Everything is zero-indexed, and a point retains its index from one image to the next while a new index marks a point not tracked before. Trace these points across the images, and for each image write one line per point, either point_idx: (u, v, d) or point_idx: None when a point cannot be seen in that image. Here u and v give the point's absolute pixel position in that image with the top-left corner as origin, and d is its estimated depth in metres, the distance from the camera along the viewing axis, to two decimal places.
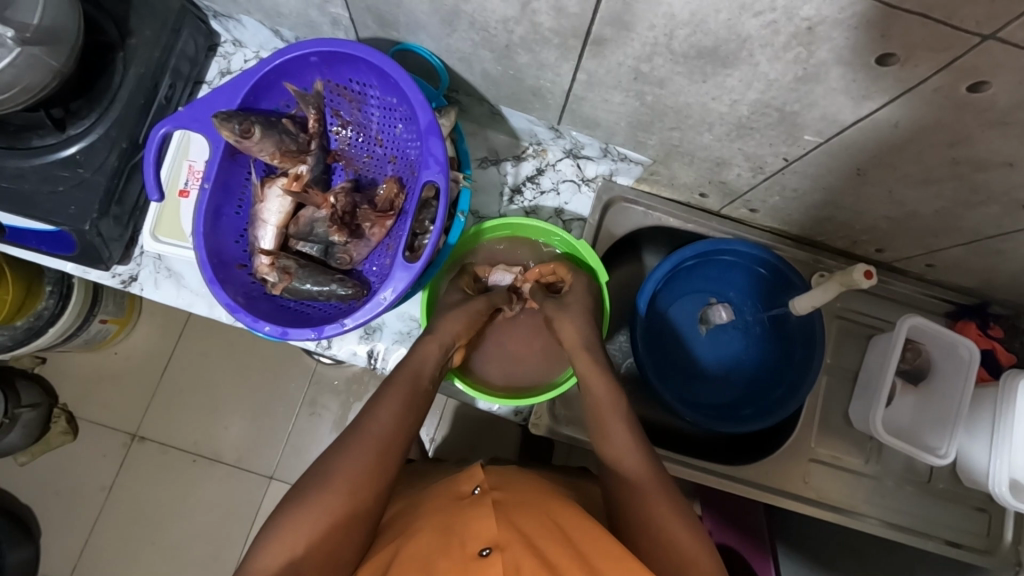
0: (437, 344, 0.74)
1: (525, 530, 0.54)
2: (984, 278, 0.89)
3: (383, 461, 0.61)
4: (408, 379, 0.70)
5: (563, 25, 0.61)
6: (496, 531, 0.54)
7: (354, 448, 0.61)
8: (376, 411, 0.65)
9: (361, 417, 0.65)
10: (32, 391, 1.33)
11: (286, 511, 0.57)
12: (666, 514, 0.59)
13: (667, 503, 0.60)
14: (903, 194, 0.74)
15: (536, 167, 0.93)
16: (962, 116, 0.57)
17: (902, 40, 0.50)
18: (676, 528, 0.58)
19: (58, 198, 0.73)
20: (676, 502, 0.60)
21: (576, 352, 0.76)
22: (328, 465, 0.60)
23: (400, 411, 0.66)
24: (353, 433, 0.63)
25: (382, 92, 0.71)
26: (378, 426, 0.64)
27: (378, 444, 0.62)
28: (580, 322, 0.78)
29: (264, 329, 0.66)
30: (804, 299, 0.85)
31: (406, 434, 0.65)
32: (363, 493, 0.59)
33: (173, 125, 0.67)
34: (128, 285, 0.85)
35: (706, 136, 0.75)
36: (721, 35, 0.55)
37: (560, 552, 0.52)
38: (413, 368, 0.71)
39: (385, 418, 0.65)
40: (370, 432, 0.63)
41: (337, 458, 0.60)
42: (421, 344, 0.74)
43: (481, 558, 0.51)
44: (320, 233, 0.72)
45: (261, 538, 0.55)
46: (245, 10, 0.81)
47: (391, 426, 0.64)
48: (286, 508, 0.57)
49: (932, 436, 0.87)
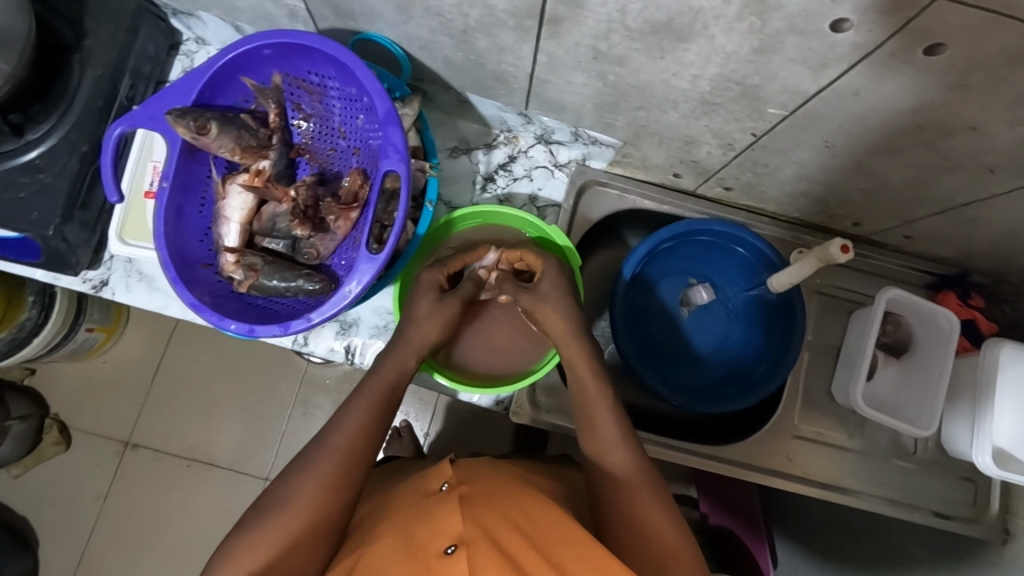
0: (404, 337, 0.74)
1: (489, 523, 0.54)
2: (962, 248, 0.89)
3: (348, 472, 0.62)
4: (380, 390, 0.69)
5: (517, 7, 0.60)
6: (462, 527, 0.53)
7: (314, 468, 0.61)
8: (343, 424, 0.65)
9: (324, 430, 0.65)
10: (22, 402, 1.32)
11: (246, 527, 0.58)
12: (644, 503, 0.59)
13: (650, 494, 0.60)
14: (873, 165, 0.73)
15: (508, 154, 0.92)
16: (923, 79, 0.56)
17: (852, 4, 0.49)
18: (654, 517, 0.58)
19: (20, 204, 0.72)
20: (656, 491, 0.61)
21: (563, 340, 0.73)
22: (288, 484, 0.60)
23: (367, 422, 0.66)
24: (316, 447, 0.63)
25: (341, 83, 0.70)
26: (340, 436, 0.64)
27: (342, 457, 0.62)
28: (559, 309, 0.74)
29: (230, 327, 0.65)
30: (781, 276, 0.85)
31: (371, 443, 0.65)
32: (326, 507, 0.59)
33: (129, 125, 0.66)
34: (100, 290, 0.84)
35: (673, 114, 0.74)
36: (673, 9, 0.54)
37: (525, 544, 0.51)
38: (388, 374, 0.71)
39: (349, 428, 0.65)
40: (335, 446, 0.63)
41: (298, 476, 0.61)
42: (394, 354, 0.73)
43: (445, 556, 0.51)
44: (283, 228, 0.72)
45: (220, 555, 0.56)
46: (203, 6, 0.80)
47: (357, 437, 0.64)
48: (246, 526, 0.58)
49: (914, 407, 0.87)
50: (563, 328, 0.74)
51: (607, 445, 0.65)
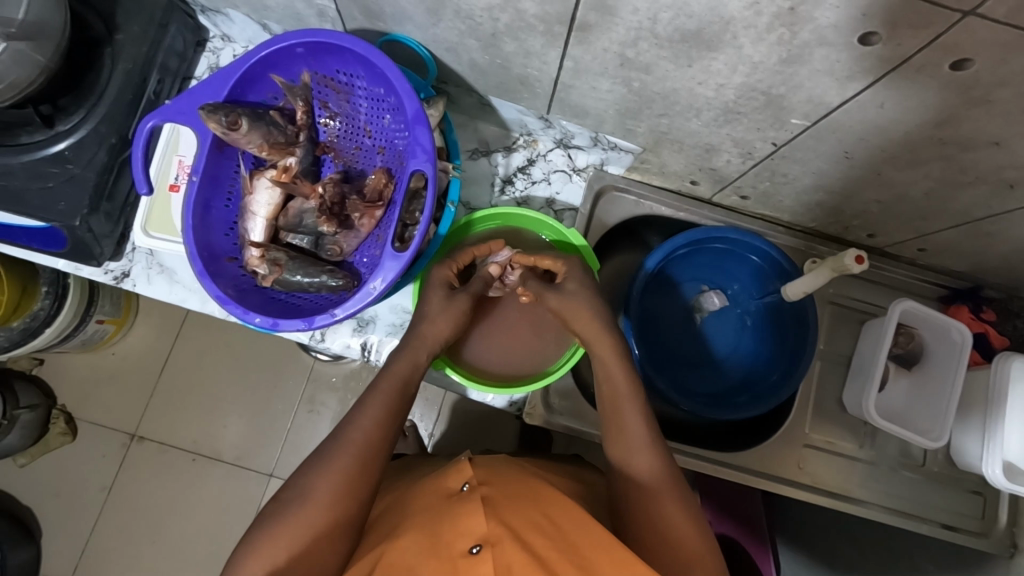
0: (425, 337, 0.75)
1: (513, 523, 0.54)
2: (975, 261, 0.90)
3: (367, 468, 0.63)
4: (395, 385, 0.70)
5: (548, 12, 0.61)
6: (486, 526, 0.53)
7: (334, 463, 0.62)
8: (360, 421, 0.66)
9: (345, 428, 0.65)
10: (31, 392, 1.33)
11: (267, 523, 0.58)
12: (665, 507, 0.59)
13: (673, 500, 0.60)
14: (892, 176, 0.74)
15: (527, 158, 0.92)
16: (949, 94, 0.57)
17: (883, 18, 0.50)
18: (675, 521, 0.58)
19: (47, 193, 0.73)
20: (677, 495, 0.61)
21: (594, 337, 0.74)
22: (309, 478, 0.61)
23: (384, 418, 0.66)
24: (337, 444, 0.64)
25: (369, 83, 0.71)
26: (361, 433, 0.65)
27: (360, 453, 0.63)
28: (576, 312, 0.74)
29: (255, 321, 0.66)
30: (796, 286, 0.86)
31: (389, 439, 0.66)
32: (346, 503, 0.60)
33: (160, 119, 0.67)
34: (121, 281, 0.85)
35: (695, 122, 0.75)
36: (704, 18, 0.55)
37: (550, 546, 0.52)
38: (402, 372, 0.71)
39: (368, 426, 0.65)
40: (355, 442, 0.64)
41: (319, 472, 0.61)
42: (410, 348, 0.74)
43: (470, 556, 0.51)
44: (309, 224, 0.73)
45: (243, 550, 0.57)
46: (232, 4, 0.81)
47: (376, 434, 0.65)
48: (267, 522, 0.59)
49: (925, 419, 0.87)
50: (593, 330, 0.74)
51: (632, 451, 0.65)
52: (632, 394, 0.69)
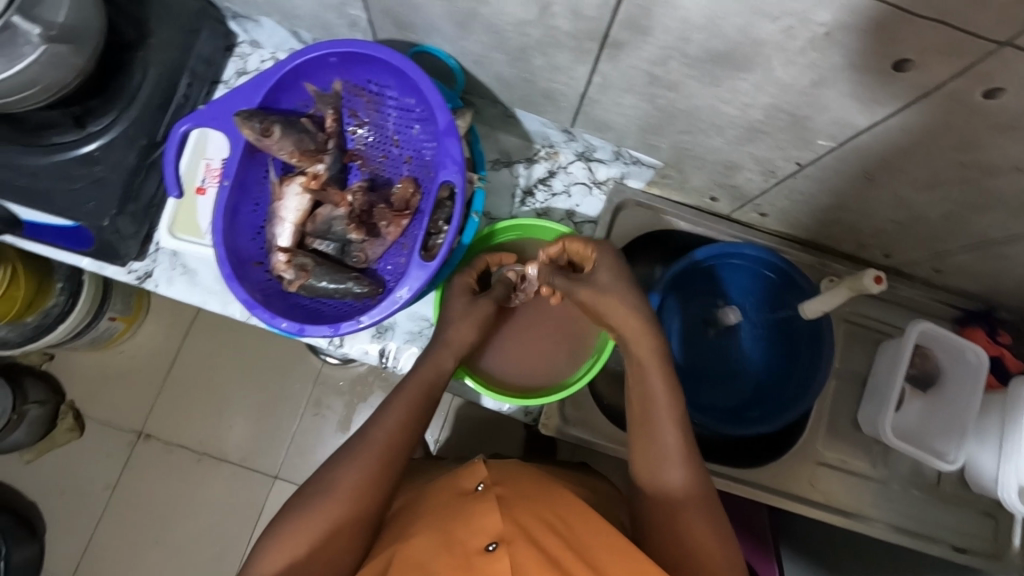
0: (452, 353, 0.75)
1: (527, 522, 0.55)
2: (991, 285, 0.90)
3: (386, 469, 0.63)
4: (421, 387, 0.70)
5: (579, 29, 0.62)
6: (501, 525, 0.54)
7: (357, 459, 0.62)
8: (385, 421, 0.66)
9: (368, 427, 0.66)
10: (39, 388, 1.33)
11: (287, 518, 0.59)
12: (689, 521, 0.59)
13: (704, 517, 0.60)
14: (913, 198, 0.75)
15: (548, 170, 0.93)
16: (974, 121, 0.58)
17: (915, 46, 0.50)
18: (702, 535, 0.58)
19: (75, 195, 0.74)
20: (711, 510, 0.60)
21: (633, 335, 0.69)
22: (332, 474, 0.62)
23: (405, 421, 0.67)
24: (359, 442, 0.64)
25: (399, 93, 0.72)
26: (383, 432, 0.65)
27: (382, 452, 0.63)
28: (629, 309, 0.70)
29: (281, 326, 0.66)
30: (813, 303, 0.86)
31: (412, 441, 0.67)
32: (366, 500, 0.61)
33: (193, 123, 0.68)
34: (143, 281, 0.85)
35: (718, 140, 0.75)
36: (736, 40, 0.56)
37: (564, 546, 0.53)
38: (427, 378, 0.72)
39: (392, 426, 0.66)
40: (378, 441, 0.64)
41: (340, 468, 0.62)
42: (433, 355, 0.74)
43: (486, 553, 0.52)
44: (338, 231, 0.74)
45: (262, 544, 0.58)
46: (263, 11, 0.83)
47: (399, 433, 0.65)
48: (287, 517, 0.59)
49: (940, 440, 0.88)
50: (634, 326, 0.69)
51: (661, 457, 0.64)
52: (667, 399, 0.66)
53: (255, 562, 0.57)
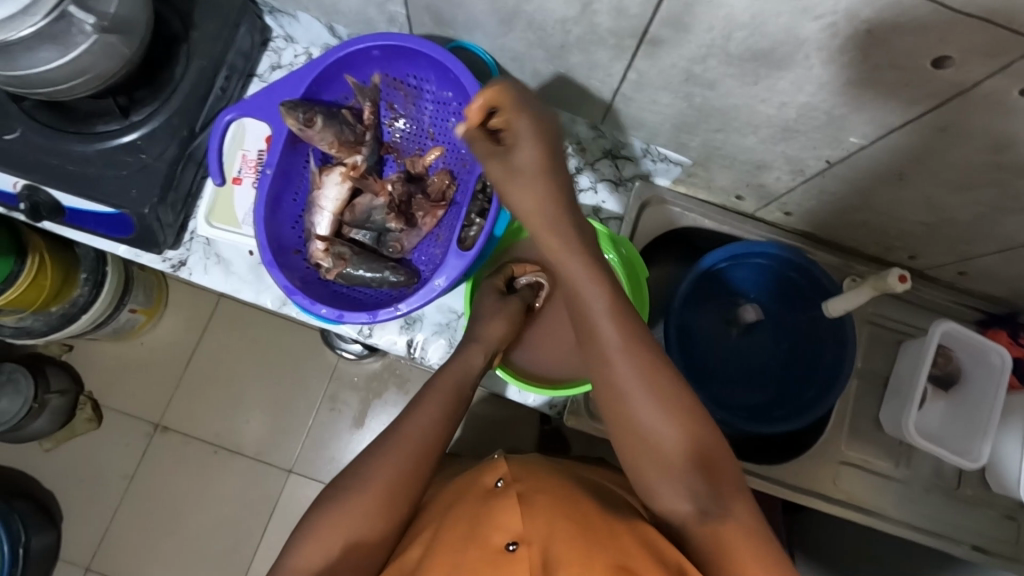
0: (482, 349, 0.76)
1: (550, 521, 0.55)
2: (1017, 288, 0.90)
3: (419, 464, 0.64)
4: (451, 387, 0.72)
5: (622, 27, 0.64)
6: (521, 525, 0.55)
7: (387, 454, 0.64)
8: (414, 418, 0.67)
9: (397, 423, 0.67)
10: (60, 377, 1.36)
11: (321, 511, 0.61)
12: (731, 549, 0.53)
13: (718, 471, 0.56)
14: (942, 199, 0.76)
15: (575, 166, 0.91)
16: (1012, 121, 0.59)
17: (959, 45, 0.51)
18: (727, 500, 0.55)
19: (120, 182, 0.75)
20: (719, 460, 0.57)
21: (576, 280, 0.59)
22: (363, 469, 0.64)
23: (437, 417, 0.68)
24: (389, 438, 0.66)
25: (438, 87, 0.73)
26: (413, 429, 0.66)
27: (413, 449, 0.65)
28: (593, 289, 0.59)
29: (321, 312, 0.68)
30: (839, 302, 0.87)
31: (441, 437, 0.68)
32: (397, 496, 0.62)
33: (239, 113, 0.70)
34: (178, 269, 0.87)
35: (750, 138, 0.77)
36: (778, 38, 0.57)
37: (589, 546, 0.53)
38: (456, 374, 0.73)
39: (421, 423, 0.67)
40: (408, 437, 0.66)
41: (370, 463, 0.64)
42: (466, 349, 0.76)
43: (506, 553, 0.53)
44: (377, 220, 0.75)
45: (298, 536, 0.61)
46: (302, 6, 0.84)
47: (428, 430, 0.67)
48: (320, 509, 0.62)
49: (962, 440, 0.88)
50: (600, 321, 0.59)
51: (649, 419, 0.57)
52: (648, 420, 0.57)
53: (293, 552, 0.60)
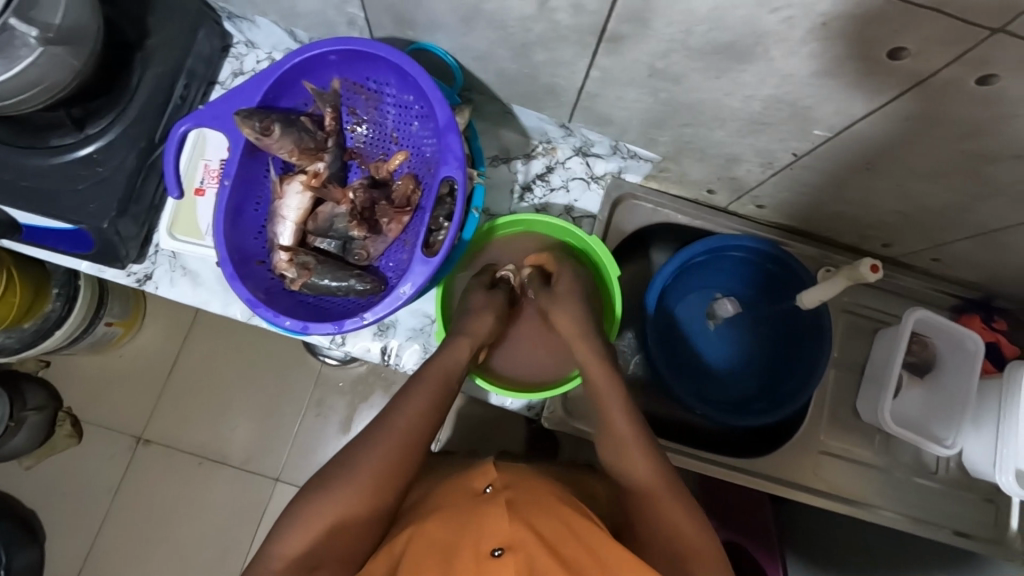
0: (470, 343, 0.74)
1: (538, 529, 0.55)
2: (989, 272, 0.91)
3: (407, 458, 0.64)
4: (440, 376, 0.70)
5: (582, 23, 0.63)
6: (509, 530, 0.54)
7: (376, 447, 0.63)
8: (406, 411, 0.67)
9: (387, 416, 0.67)
10: (37, 394, 1.32)
11: (306, 501, 0.61)
12: (669, 515, 0.62)
13: (672, 500, 0.63)
14: (911, 187, 0.76)
15: (546, 165, 0.92)
16: (973, 109, 0.58)
17: (916, 35, 0.51)
18: (675, 520, 0.61)
19: (78, 196, 0.73)
20: (678, 496, 0.64)
21: (577, 342, 0.77)
22: (350, 461, 0.63)
23: (428, 410, 0.67)
24: (380, 429, 0.65)
25: (399, 90, 0.72)
26: (404, 422, 0.66)
27: (402, 443, 0.64)
28: (574, 316, 0.79)
29: (285, 324, 0.66)
30: (813, 293, 0.85)
31: (430, 433, 0.67)
32: (383, 491, 0.62)
33: (194, 123, 0.68)
34: (144, 283, 0.85)
35: (719, 132, 0.76)
36: (738, 31, 0.57)
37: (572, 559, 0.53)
38: (445, 367, 0.71)
39: (412, 415, 0.66)
40: (398, 429, 0.65)
41: (358, 457, 0.63)
42: (453, 344, 0.74)
43: (492, 558, 0.52)
44: (340, 228, 0.74)
45: (282, 524, 0.60)
46: (261, 10, 0.82)
47: (417, 425, 0.66)
48: (305, 498, 0.61)
49: (938, 426, 0.89)
50: (575, 331, 0.78)
51: (623, 448, 0.68)
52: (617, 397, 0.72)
53: (274, 540, 0.59)
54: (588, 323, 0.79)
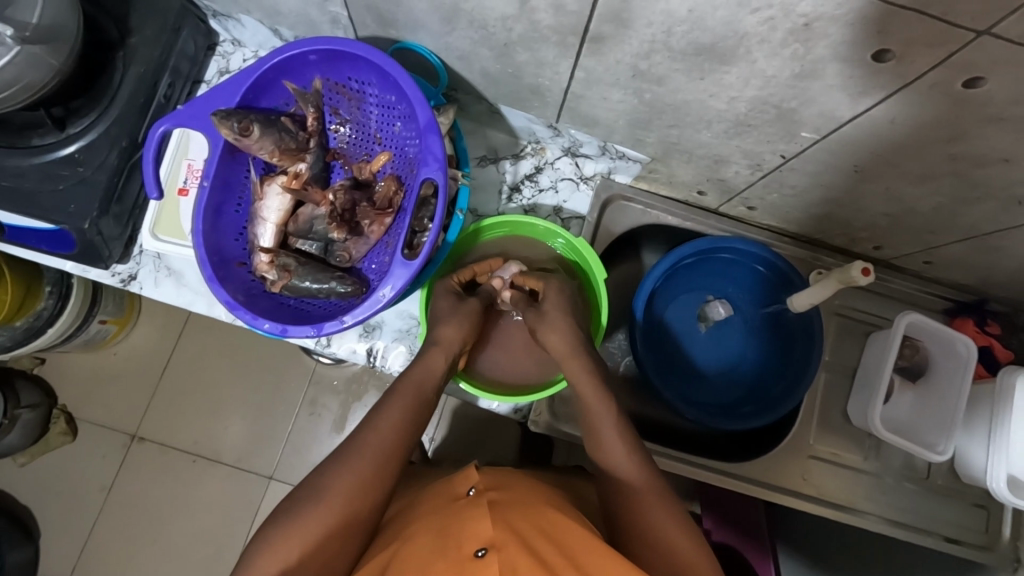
0: (443, 354, 0.74)
1: (516, 528, 0.54)
2: (982, 276, 0.90)
3: (382, 470, 0.63)
4: (413, 390, 0.70)
5: (563, 24, 0.62)
6: (492, 531, 0.54)
7: (348, 461, 0.62)
8: (378, 423, 0.66)
9: (363, 429, 0.66)
10: (32, 392, 1.33)
11: (278, 523, 0.58)
12: (655, 514, 0.59)
13: (661, 505, 0.60)
14: (900, 190, 0.74)
15: (534, 166, 0.92)
16: (958, 111, 0.57)
17: (898, 37, 0.50)
18: (664, 526, 0.58)
19: (58, 197, 0.73)
20: (668, 502, 0.61)
21: (567, 361, 0.74)
22: (322, 477, 0.61)
23: (403, 419, 0.67)
24: (354, 444, 0.64)
25: (381, 90, 0.71)
26: (375, 435, 0.65)
27: (375, 453, 0.63)
28: (566, 333, 0.76)
29: (264, 326, 0.66)
30: (803, 297, 0.84)
31: (406, 445, 0.66)
32: (358, 504, 0.60)
33: (172, 123, 0.68)
34: (128, 284, 0.84)
35: (706, 134, 0.75)
36: (719, 32, 0.56)
37: (554, 551, 0.52)
38: (417, 379, 0.71)
39: (386, 426, 0.66)
40: (371, 441, 0.64)
41: (331, 471, 0.61)
42: (426, 354, 0.74)
43: (476, 560, 0.51)
44: (320, 230, 0.73)
45: (253, 549, 0.57)
46: (245, 9, 0.82)
47: (392, 434, 0.65)
48: (278, 521, 0.58)
49: (931, 432, 0.87)
50: (565, 348, 0.75)
51: (617, 456, 0.66)
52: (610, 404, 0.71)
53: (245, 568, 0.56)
54: (578, 337, 0.76)
